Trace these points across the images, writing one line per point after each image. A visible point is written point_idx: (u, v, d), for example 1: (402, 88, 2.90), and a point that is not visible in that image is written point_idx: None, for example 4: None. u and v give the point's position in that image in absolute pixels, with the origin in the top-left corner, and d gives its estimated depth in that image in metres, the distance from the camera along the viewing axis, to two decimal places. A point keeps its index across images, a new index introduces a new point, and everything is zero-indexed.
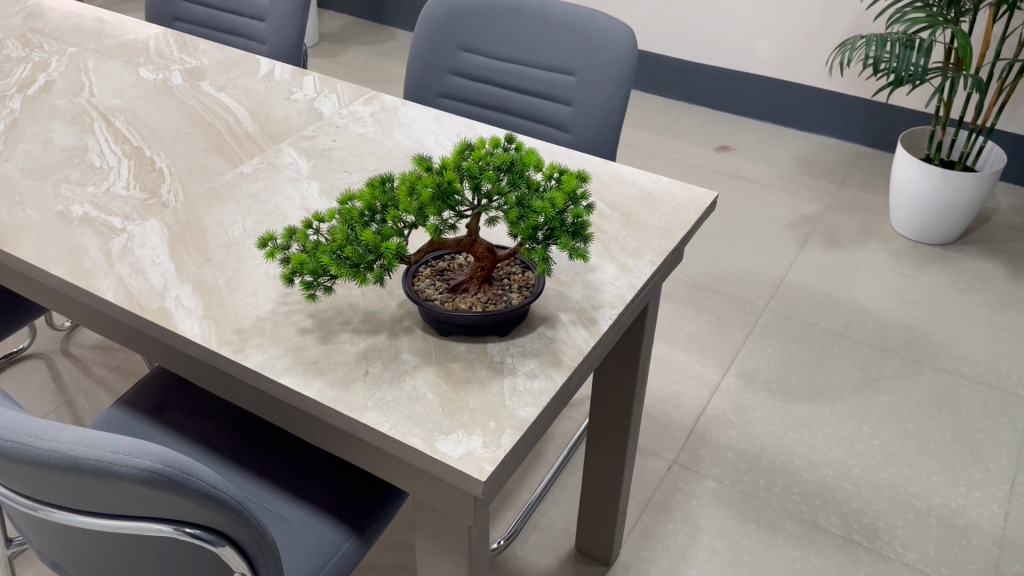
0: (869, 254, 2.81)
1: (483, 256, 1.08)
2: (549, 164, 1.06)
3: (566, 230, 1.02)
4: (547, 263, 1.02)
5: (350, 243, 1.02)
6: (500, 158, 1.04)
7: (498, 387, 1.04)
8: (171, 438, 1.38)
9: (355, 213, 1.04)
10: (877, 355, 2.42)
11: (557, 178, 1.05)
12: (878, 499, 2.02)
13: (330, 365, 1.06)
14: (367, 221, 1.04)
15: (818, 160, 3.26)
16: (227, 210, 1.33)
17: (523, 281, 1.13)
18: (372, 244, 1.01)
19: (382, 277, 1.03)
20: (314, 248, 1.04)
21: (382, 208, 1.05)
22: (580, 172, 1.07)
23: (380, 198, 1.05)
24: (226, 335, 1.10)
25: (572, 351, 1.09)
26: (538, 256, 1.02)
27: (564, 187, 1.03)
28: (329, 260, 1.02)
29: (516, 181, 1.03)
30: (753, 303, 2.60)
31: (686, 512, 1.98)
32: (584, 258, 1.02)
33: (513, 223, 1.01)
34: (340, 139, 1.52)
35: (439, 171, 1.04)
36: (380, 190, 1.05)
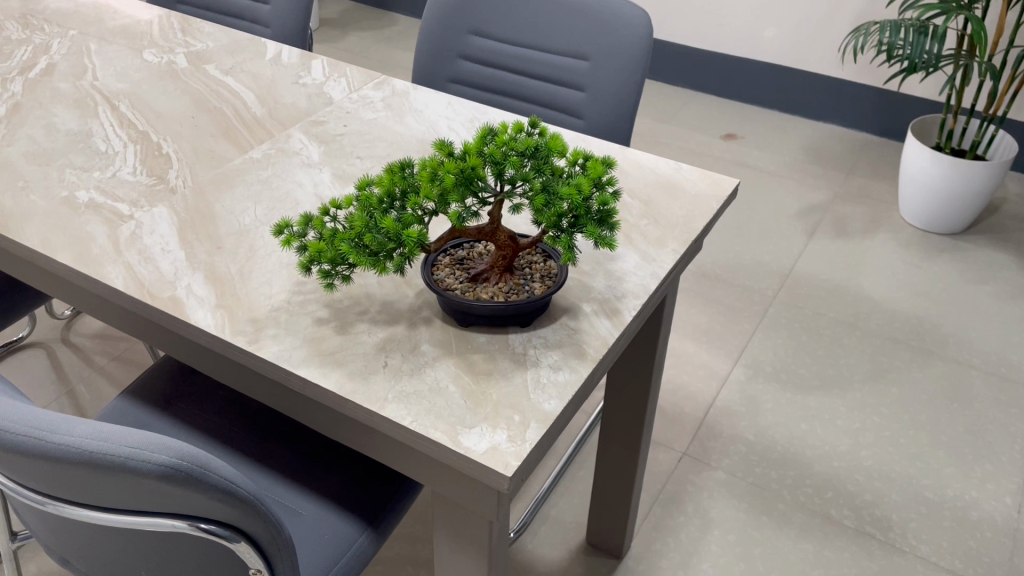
0: (878, 244, 2.78)
1: (505, 245, 1.05)
2: (573, 150, 1.03)
3: (592, 218, 0.99)
4: (574, 254, 0.99)
5: (370, 231, 0.99)
6: (525, 144, 1.00)
7: (522, 379, 1.01)
8: (179, 432, 1.36)
9: (374, 200, 1.01)
10: (887, 345, 2.40)
11: (583, 164, 1.02)
12: (892, 492, 2.00)
13: (349, 356, 1.03)
14: (387, 208, 1.02)
15: (826, 149, 3.23)
16: (237, 197, 1.30)
17: (545, 270, 1.10)
18: (393, 232, 0.99)
19: (403, 267, 1.00)
20: (333, 235, 1.01)
21: (402, 195, 1.02)
22: (606, 158, 1.03)
23: (400, 184, 1.02)
24: (240, 324, 1.07)
25: (596, 342, 1.06)
26: (563, 246, 0.99)
27: (590, 174, 1.00)
28: (348, 248, 0.99)
29: (541, 169, 1.00)
30: (762, 292, 2.58)
31: (698, 504, 1.96)
32: (611, 248, 0.99)
33: (538, 211, 0.97)
34: (352, 125, 1.48)
35: (461, 157, 1.01)
36: (400, 175, 1.02)
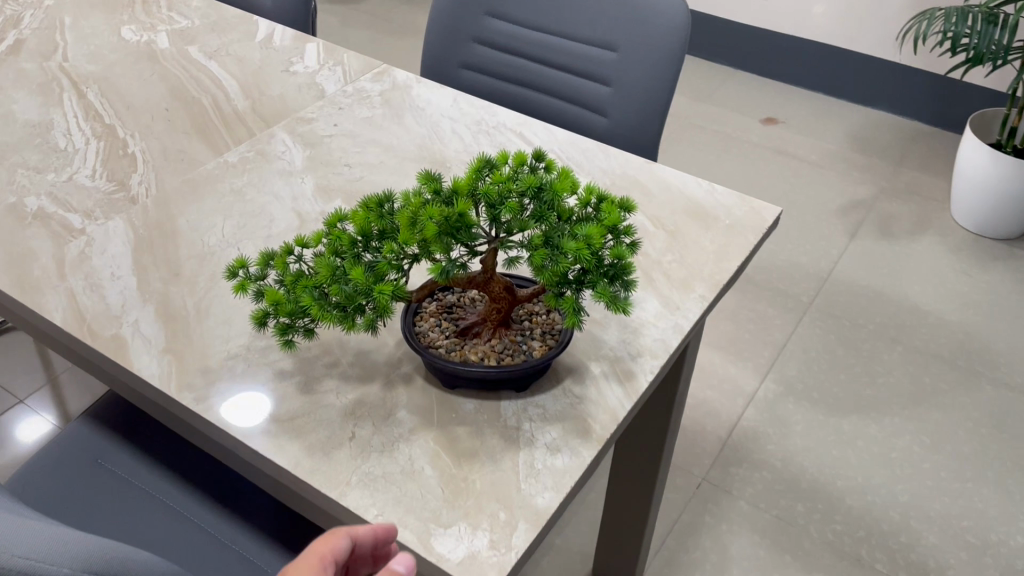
0: (926, 247, 2.57)
1: (500, 297, 0.89)
2: (585, 189, 0.85)
3: (604, 274, 0.83)
4: (580, 317, 0.83)
5: (338, 282, 0.83)
6: (526, 183, 0.83)
7: (512, 463, 0.85)
8: (140, 465, 1.22)
9: (345, 242, 0.85)
10: (931, 363, 2.21)
11: (595, 207, 0.85)
12: (930, 533, 1.83)
13: (311, 423, 0.88)
14: (359, 253, 0.85)
15: (873, 137, 2.99)
16: (205, 209, 1.14)
17: (547, 324, 0.93)
18: (363, 284, 0.82)
19: (375, 324, 0.84)
20: (294, 284, 0.85)
21: (379, 236, 0.86)
22: (623, 200, 0.87)
23: (377, 224, 0.85)
24: (189, 376, 0.92)
25: (603, 417, 0.90)
26: (567, 308, 0.82)
27: (604, 221, 0.83)
28: (310, 301, 0.83)
29: (544, 215, 0.82)
30: (798, 298, 2.38)
31: (716, 539, 1.81)
32: (625, 313, 0.82)
33: (538, 269, 0.80)
34: (343, 124, 1.31)
35: (449, 196, 0.83)
36: (376, 214, 0.86)
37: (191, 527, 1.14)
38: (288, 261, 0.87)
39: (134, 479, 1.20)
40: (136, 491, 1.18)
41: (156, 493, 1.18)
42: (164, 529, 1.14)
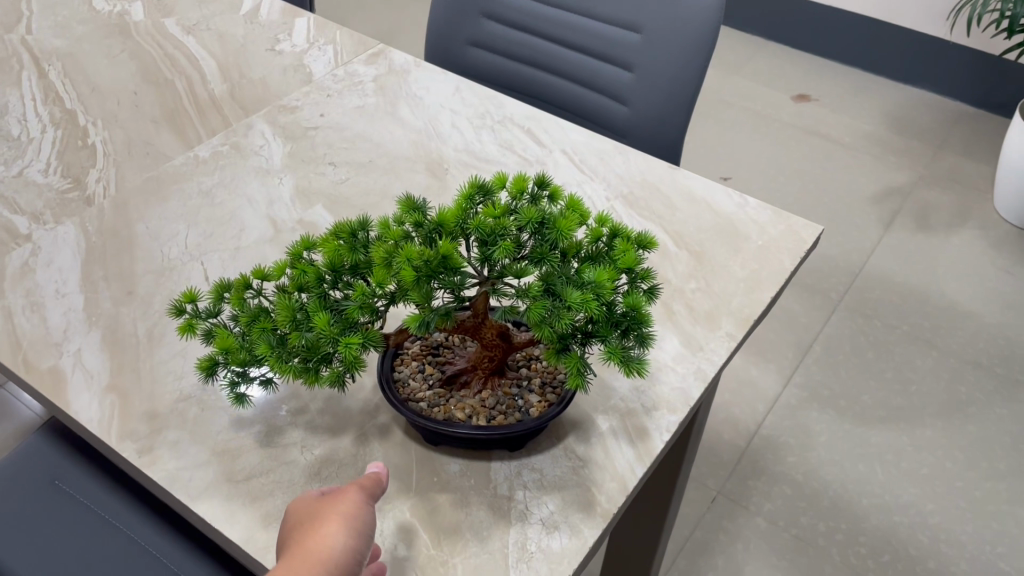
0: (965, 242, 2.38)
1: (493, 346, 0.76)
2: (596, 222, 0.71)
3: (616, 328, 0.69)
4: (584, 378, 0.69)
5: (299, 329, 0.70)
6: (525, 216, 0.68)
7: (500, 545, 0.73)
8: (91, 485, 1.06)
9: (311, 277, 0.72)
10: (967, 370, 2.06)
11: (608, 245, 0.71)
12: (961, 560, 1.70)
13: (269, 485, 0.76)
14: (327, 291, 0.72)
15: (912, 118, 2.80)
16: (168, 214, 1.01)
17: (548, 372, 0.81)
18: (328, 334, 0.69)
19: (343, 380, 0.70)
20: (250, 326, 0.72)
21: (350, 271, 0.72)
22: (642, 236, 0.73)
23: (348, 257, 0.72)
24: (134, 422, 0.80)
25: (610, 487, 0.77)
26: (570, 368, 0.68)
27: (617, 263, 0.69)
28: (266, 350, 0.70)
29: (545, 256, 0.68)
30: (826, 294, 2.22)
31: (730, 559, 1.69)
32: (640, 375, 0.68)
33: (536, 323, 0.67)
34: (331, 114, 1.17)
35: (432, 229, 0.69)
36: (347, 244, 0.72)
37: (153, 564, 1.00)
38: (243, 296, 0.74)
39: (86, 502, 1.04)
40: (91, 518, 1.03)
41: (111, 520, 1.03)
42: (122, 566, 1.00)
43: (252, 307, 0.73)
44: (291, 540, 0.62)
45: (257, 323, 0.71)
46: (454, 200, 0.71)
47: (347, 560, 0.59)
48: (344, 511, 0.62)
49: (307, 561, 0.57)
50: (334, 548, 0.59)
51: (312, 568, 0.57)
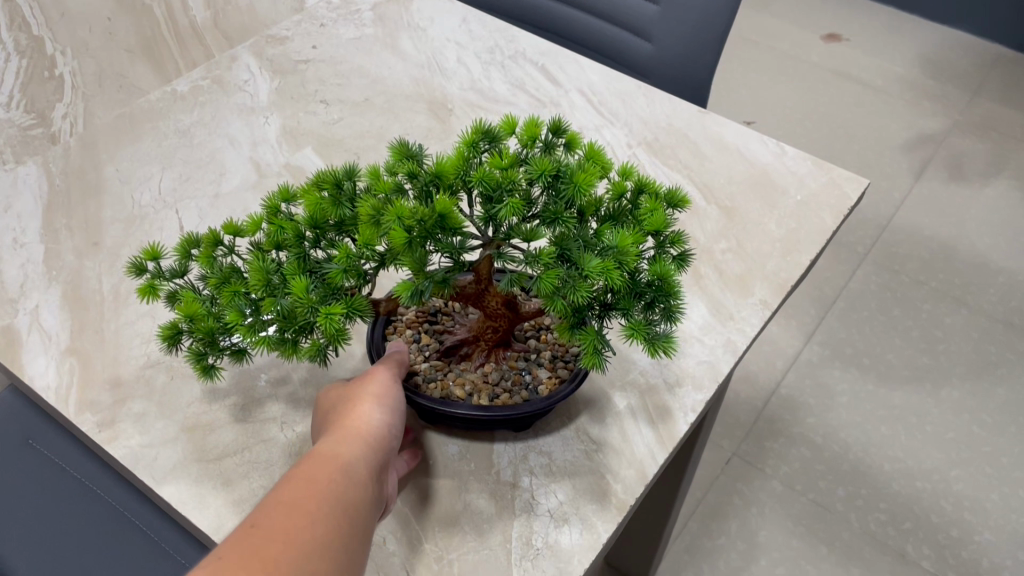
0: (999, 193, 2.18)
1: (498, 315, 0.67)
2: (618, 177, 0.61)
3: (640, 300, 0.59)
4: (602, 357, 0.59)
5: (274, 296, 0.60)
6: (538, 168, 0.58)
7: (502, 539, 0.64)
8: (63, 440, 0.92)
9: (289, 235, 0.62)
10: (998, 331, 1.85)
11: (634, 204, 0.61)
12: (986, 529, 1.52)
13: (245, 465, 0.67)
14: (307, 252, 0.62)
15: (948, 61, 2.59)
16: (140, 155, 0.91)
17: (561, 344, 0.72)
18: (306, 302, 0.59)
19: (324, 354, 0.61)
20: (220, 290, 0.62)
21: (335, 229, 0.62)
22: (673, 193, 0.63)
23: (331, 212, 0.62)
24: (96, 390, 0.71)
25: (626, 475, 0.68)
26: (586, 344, 0.59)
27: (644, 226, 0.59)
28: (235, 319, 0.60)
29: (559, 216, 0.58)
30: (851, 248, 2.01)
31: (744, 524, 1.52)
32: (668, 355, 0.59)
33: (547, 294, 0.56)
34: (324, 47, 1.06)
35: (428, 182, 0.59)
36: (331, 197, 0.62)
37: (136, 536, 0.87)
38: (213, 256, 0.64)
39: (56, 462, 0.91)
40: (70, 484, 0.89)
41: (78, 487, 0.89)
42: (102, 540, 0.86)
43: (222, 268, 0.64)
44: (328, 415, 0.63)
45: (226, 287, 0.61)
46: (455, 148, 0.61)
47: (384, 434, 0.61)
48: (379, 386, 0.63)
49: (346, 436, 0.59)
50: (370, 426, 0.60)
51: (353, 443, 0.59)
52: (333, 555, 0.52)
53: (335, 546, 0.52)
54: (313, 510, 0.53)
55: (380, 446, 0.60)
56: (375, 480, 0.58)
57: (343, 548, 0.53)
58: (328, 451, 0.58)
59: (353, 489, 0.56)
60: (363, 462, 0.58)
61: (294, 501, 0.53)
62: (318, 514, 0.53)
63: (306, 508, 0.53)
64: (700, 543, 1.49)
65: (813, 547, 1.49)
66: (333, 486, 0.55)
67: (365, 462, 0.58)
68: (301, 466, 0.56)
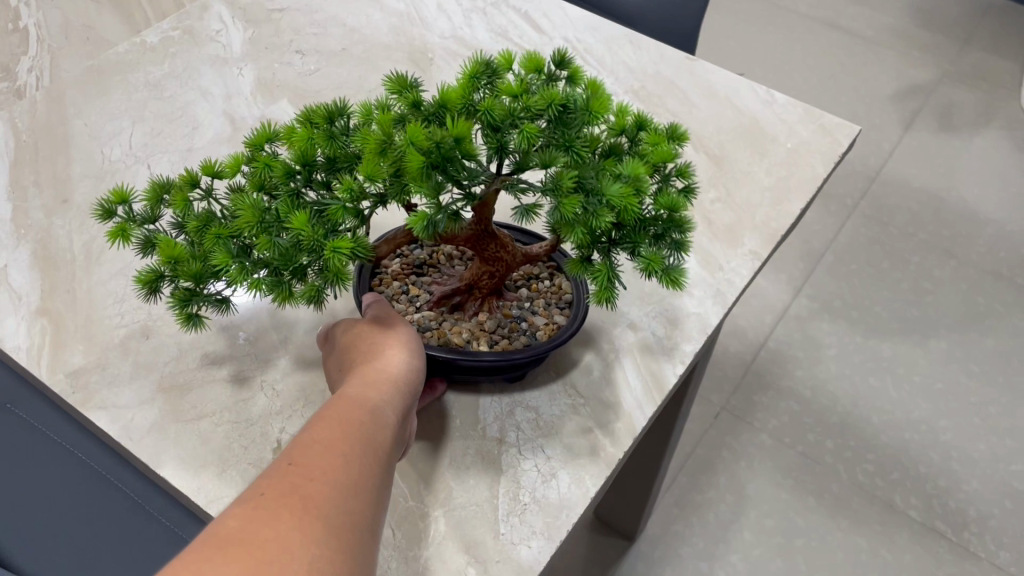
0: (988, 143, 2.16)
1: (498, 260, 0.65)
2: (622, 109, 0.59)
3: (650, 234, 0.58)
4: (615, 292, 0.56)
5: (268, 232, 0.57)
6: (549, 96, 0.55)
7: (491, 496, 0.63)
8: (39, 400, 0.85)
9: (280, 172, 0.59)
10: (987, 281, 1.84)
11: (638, 137, 0.59)
12: (973, 478, 1.53)
13: (224, 425, 0.66)
14: (298, 190, 0.59)
15: (938, 10, 2.55)
16: (109, 109, 0.88)
17: (554, 293, 0.71)
18: (306, 237, 0.56)
19: (321, 297, 0.57)
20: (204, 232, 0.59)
21: (327, 164, 0.60)
22: (675, 129, 0.61)
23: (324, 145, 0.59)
24: (69, 352, 0.69)
25: (615, 429, 0.67)
26: (599, 278, 0.56)
27: (652, 158, 0.57)
28: (225, 258, 0.56)
29: (572, 145, 0.55)
30: (840, 201, 1.99)
31: (733, 476, 1.52)
32: (679, 289, 0.57)
33: (565, 223, 0.53)
34: None
35: (432, 112, 0.56)
36: (323, 133, 0.60)
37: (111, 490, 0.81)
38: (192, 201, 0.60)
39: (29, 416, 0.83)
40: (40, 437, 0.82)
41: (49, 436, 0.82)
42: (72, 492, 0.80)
43: (202, 213, 0.60)
44: (348, 364, 0.62)
45: (212, 228, 0.58)
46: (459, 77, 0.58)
47: (410, 382, 0.60)
48: (402, 337, 0.62)
49: (376, 379, 0.58)
50: (397, 372, 0.59)
51: (382, 385, 0.58)
52: (372, 481, 0.50)
53: (372, 474, 0.51)
54: (349, 439, 0.52)
55: (407, 392, 0.59)
56: (403, 424, 0.57)
57: (378, 481, 0.51)
58: (358, 393, 0.57)
59: (385, 429, 0.55)
60: (392, 404, 0.57)
61: (330, 432, 0.52)
62: (353, 447, 0.51)
63: (343, 440, 0.52)
64: (690, 497, 1.49)
65: (802, 498, 1.49)
66: (366, 423, 0.54)
67: (394, 405, 0.57)
68: (332, 404, 0.55)
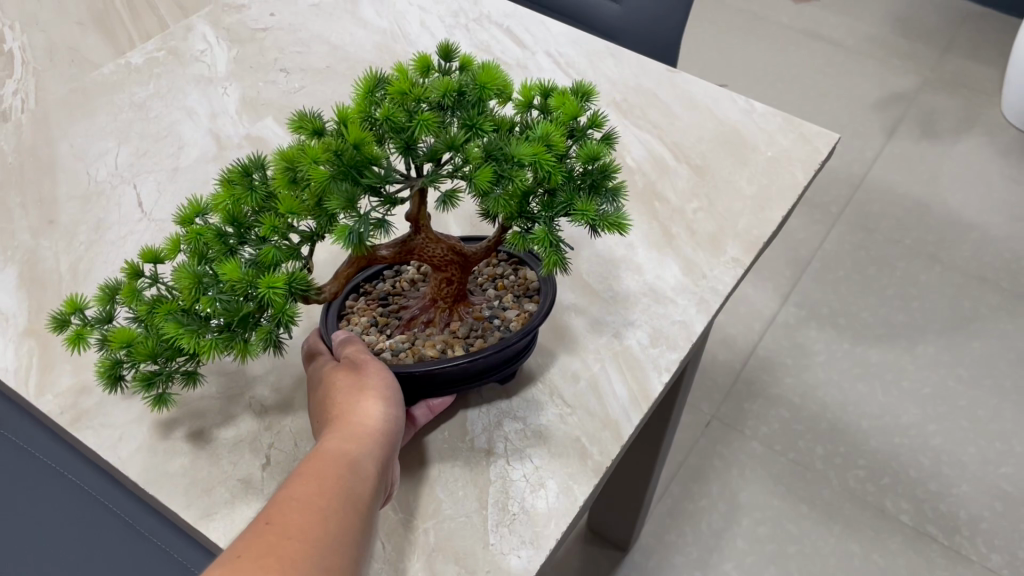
0: (970, 148, 2.18)
1: (448, 260, 0.65)
2: (523, 84, 0.59)
3: (580, 187, 0.57)
4: (561, 256, 0.55)
5: (210, 296, 0.56)
6: (439, 85, 0.56)
7: (478, 507, 0.63)
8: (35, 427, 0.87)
9: (212, 238, 0.58)
10: (972, 285, 1.86)
11: (544, 104, 0.59)
12: (963, 481, 1.53)
13: (214, 444, 0.66)
14: (235, 249, 0.58)
15: (918, 19, 2.58)
16: (95, 130, 0.88)
17: (517, 286, 0.71)
18: (240, 285, 0.55)
19: (277, 339, 0.58)
20: (152, 315, 0.58)
21: (256, 214, 0.59)
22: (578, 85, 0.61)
23: (248, 200, 0.59)
24: (56, 373, 0.70)
25: (603, 437, 0.67)
26: (542, 245, 0.54)
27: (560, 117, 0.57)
28: (180, 336, 0.56)
29: (475, 121, 0.55)
30: (826, 208, 2.01)
31: (725, 485, 1.52)
32: (624, 232, 0.55)
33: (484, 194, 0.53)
34: (282, 14, 1.04)
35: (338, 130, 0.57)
36: (243, 189, 0.59)
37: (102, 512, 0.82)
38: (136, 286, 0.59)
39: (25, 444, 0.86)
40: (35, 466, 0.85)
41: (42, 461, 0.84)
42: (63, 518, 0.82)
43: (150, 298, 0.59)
44: (328, 409, 0.62)
45: (158, 308, 0.57)
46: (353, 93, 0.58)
47: (388, 431, 0.60)
48: (379, 377, 0.62)
49: (353, 434, 0.58)
50: (374, 423, 0.59)
51: (359, 439, 0.58)
52: (347, 551, 0.51)
53: (349, 543, 0.51)
54: (325, 509, 0.52)
55: (386, 441, 0.59)
56: (382, 477, 0.57)
57: (353, 551, 0.51)
58: (335, 451, 0.57)
59: (361, 487, 0.55)
60: (369, 459, 0.57)
61: (306, 501, 0.53)
62: (328, 519, 0.52)
63: (318, 510, 0.52)
64: (683, 506, 1.49)
65: (793, 505, 1.50)
66: (342, 485, 0.54)
67: (371, 461, 0.57)
68: (309, 465, 0.56)
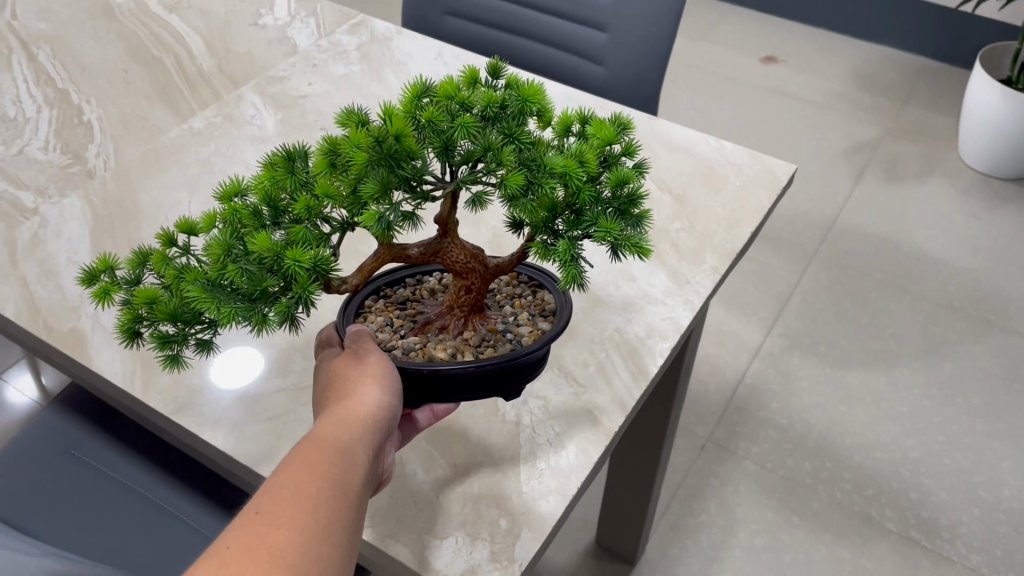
0: (933, 190, 2.36)
1: (467, 267, 0.77)
2: (565, 112, 0.73)
3: (609, 208, 0.71)
4: (577, 271, 0.67)
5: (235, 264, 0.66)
6: (486, 98, 0.70)
7: (513, 466, 0.77)
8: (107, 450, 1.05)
9: (247, 216, 0.69)
10: (941, 313, 2.02)
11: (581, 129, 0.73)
12: (940, 489, 1.67)
13: (293, 427, 0.80)
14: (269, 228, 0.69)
15: (878, 75, 2.80)
16: (168, 184, 1.04)
17: (535, 306, 0.83)
18: (266, 255, 0.65)
19: (292, 316, 0.66)
20: (177, 278, 0.67)
21: (291, 197, 0.71)
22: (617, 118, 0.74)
23: (288, 184, 0.71)
24: (156, 378, 0.84)
25: (611, 411, 0.82)
26: (562, 258, 0.67)
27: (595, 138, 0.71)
28: (201, 293, 0.65)
29: (513, 132, 0.69)
30: (802, 248, 2.18)
31: (722, 500, 1.65)
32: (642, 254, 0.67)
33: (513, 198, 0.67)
34: (318, 83, 1.21)
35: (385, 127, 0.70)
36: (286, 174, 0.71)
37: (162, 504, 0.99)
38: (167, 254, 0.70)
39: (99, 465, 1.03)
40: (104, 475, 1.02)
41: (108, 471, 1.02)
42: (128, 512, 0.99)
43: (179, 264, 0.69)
44: (329, 396, 0.71)
45: (187, 272, 0.66)
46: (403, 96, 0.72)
47: (382, 415, 0.69)
48: (375, 369, 0.71)
49: (349, 419, 0.67)
50: (368, 408, 0.68)
51: (353, 424, 0.67)
52: (341, 519, 0.60)
53: (341, 513, 0.60)
54: (320, 483, 0.61)
55: (377, 426, 0.68)
56: (372, 457, 0.66)
57: (344, 520, 0.60)
58: (330, 433, 0.66)
59: (354, 466, 0.64)
60: (362, 441, 0.66)
61: (303, 476, 0.61)
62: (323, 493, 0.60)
63: (313, 483, 0.61)
64: (684, 521, 1.62)
65: (786, 517, 1.62)
66: (337, 462, 0.63)
67: (363, 443, 0.66)
68: (307, 444, 0.64)
